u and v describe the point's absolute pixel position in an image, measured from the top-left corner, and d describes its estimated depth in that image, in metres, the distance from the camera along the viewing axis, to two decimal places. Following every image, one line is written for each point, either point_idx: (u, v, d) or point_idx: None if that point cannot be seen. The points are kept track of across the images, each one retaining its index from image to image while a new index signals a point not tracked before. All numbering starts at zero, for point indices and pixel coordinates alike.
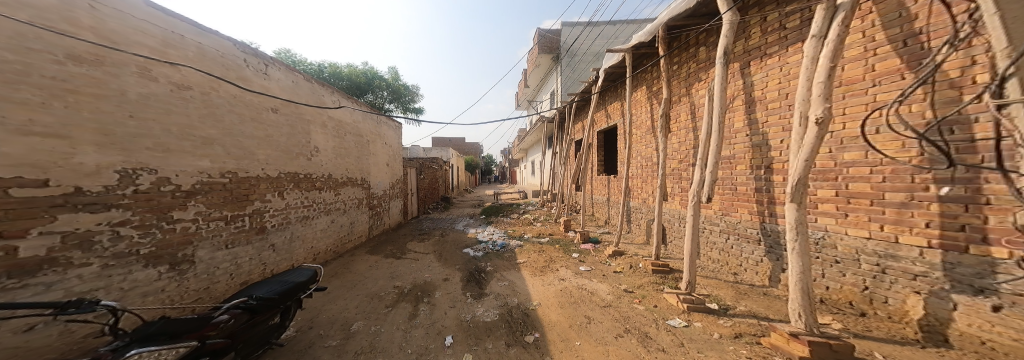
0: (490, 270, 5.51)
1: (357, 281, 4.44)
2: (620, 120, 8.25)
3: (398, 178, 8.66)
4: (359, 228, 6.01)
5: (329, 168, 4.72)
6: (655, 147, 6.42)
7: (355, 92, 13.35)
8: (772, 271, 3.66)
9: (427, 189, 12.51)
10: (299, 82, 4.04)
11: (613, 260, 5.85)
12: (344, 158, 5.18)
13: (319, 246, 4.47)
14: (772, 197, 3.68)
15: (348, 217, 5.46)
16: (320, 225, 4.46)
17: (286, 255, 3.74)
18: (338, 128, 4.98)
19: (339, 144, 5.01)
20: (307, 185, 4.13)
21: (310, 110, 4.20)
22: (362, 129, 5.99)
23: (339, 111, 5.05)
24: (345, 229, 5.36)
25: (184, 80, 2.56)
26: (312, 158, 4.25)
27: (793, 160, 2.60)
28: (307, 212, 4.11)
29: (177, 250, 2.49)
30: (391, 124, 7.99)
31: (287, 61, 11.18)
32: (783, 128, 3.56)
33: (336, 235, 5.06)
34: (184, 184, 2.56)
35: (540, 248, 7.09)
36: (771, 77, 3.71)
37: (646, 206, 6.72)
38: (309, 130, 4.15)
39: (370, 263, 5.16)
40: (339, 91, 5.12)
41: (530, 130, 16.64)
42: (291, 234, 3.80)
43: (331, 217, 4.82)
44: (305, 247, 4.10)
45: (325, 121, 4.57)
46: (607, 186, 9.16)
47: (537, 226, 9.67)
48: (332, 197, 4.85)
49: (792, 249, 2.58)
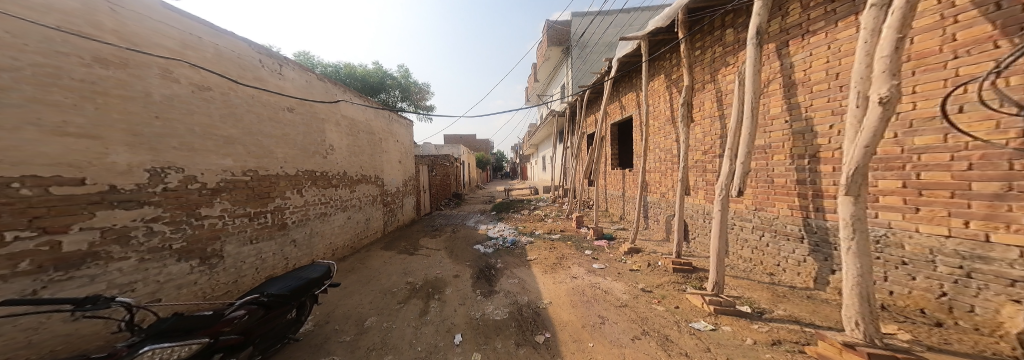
0: (500, 267, 5.44)
1: (371, 277, 4.51)
2: (635, 111, 7.86)
3: (410, 176, 8.80)
4: (374, 224, 6.16)
5: (343, 166, 4.84)
6: (675, 139, 6.02)
7: (369, 92, 13.77)
8: (818, 272, 3.27)
9: (439, 186, 12.67)
10: (312, 82, 4.19)
11: (627, 257, 5.57)
12: (357, 156, 5.36)
13: (336, 242, 4.59)
14: (818, 189, 3.28)
15: (363, 214, 5.60)
16: (336, 221, 4.59)
17: (307, 250, 3.87)
18: (349, 126, 5.13)
19: (351, 142, 5.14)
20: (324, 183, 4.26)
21: (322, 108, 4.33)
22: (373, 127, 6.12)
23: (349, 109, 5.17)
24: (360, 225, 5.50)
25: (204, 81, 2.68)
26: (327, 156, 4.38)
27: (848, 147, 2.16)
28: (324, 209, 4.24)
29: (206, 245, 2.63)
30: (402, 122, 8.14)
31: (306, 64, 11.73)
32: (833, 111, 3.15)
33: (353, 231, 5.21)
34: (210, 182, 2.68)
35: (550, 245, 6.92)
36: (817, 57, 3.29)
37: (666, 201, 6.34)
38: (322, 127, 4.28)
39: (385, 259, 5.24)
40: (350, 90, 5.29)
41: (544, 126, 16.38)
42: (311, 230, 3.94)
43: (348, 213, 4.97)
44: (323, 243, 4.25)
45: (336, 119, 4.71)
46: (623, 181, 8.78)
47: (550, 222, 9.48)
48: (348, 193, 4.99)
49: (848, 248, 2.16)
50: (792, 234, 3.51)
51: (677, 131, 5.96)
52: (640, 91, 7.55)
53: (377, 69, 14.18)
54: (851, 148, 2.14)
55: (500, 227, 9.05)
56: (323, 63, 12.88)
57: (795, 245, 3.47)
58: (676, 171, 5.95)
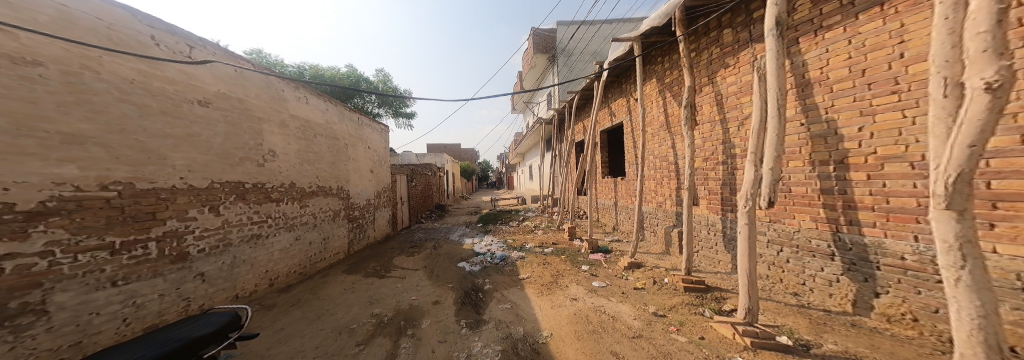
0: (488, 290, 4.68)
1: (323, 307, 3.60)
2: (626, 118, 7.48)
3: (384, 187, 7.95)
4: (336, 243, 5.28)
5: (290, 177, 4.03)
6: (671, 145, 5.57)
7: (338, 96, 12.92)
8: (858, 295, 2.51)
9: (420, 197, 11.80)
10: (245, 72, 3.39)
11: (629, 274, 4.97)
12: (311, 164, 4.53)
13: (275, 269, 3.73)
14: (850, 199, 2.52)
15: (320, 232, 4.76)
16: (277, 245, 3.74)
17: (225, 285, 3.01)
18: (302, 128, 4.34)
19: (303, 147, 4.34)
20: (258, 198, 3.45)
21: (259, 105, 3.55)
22: (336, 131, 5.33)
23: (303, 109, 4.40)
24: (315, 247, 4.64)
25: (30, 52, 1.85)
26: (265, 164, 3.58)
27: (948, 149, 1.38)
28: (256, 230, 3.41)
29: (8, 299, 1.75)
30: (375, 127, 7.35)
31: (262, 63, 10.83)
32: (862, 111, 2.40)
33: (304, 254, 4.34)
34: (22, 203, 1.80)
35: (544, 260, 6.24)
36: (835, 52, 2.56)
37: (664, 211, 5.84)
38: (259, 129, 3.52)
39: (346, 286, 4.33)
40: (304, 85, 4.47)
41: (530, 135, 15.94)
42: (235, 257, 3.12)
43: (295, 233, 4.11)
44: (256, 272, 3.41)
45: (283, 119, 3.93)
46: (615, 189, 8.31)
47: (540, 234, 8.83)
48: (297, 208, 4.16)
49: (955, 280, 1.45)
50: (822, 250, 2.74)
51: (673, 136, 5.51)
52: (634, 95, 7.15)
53: (353, 74, 13.40)
54: (947, 148, 1.39)
55: (487, 240, 8.29)
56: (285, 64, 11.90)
57: (825, 263, 2.72)
58: (674, 179, 5.48)
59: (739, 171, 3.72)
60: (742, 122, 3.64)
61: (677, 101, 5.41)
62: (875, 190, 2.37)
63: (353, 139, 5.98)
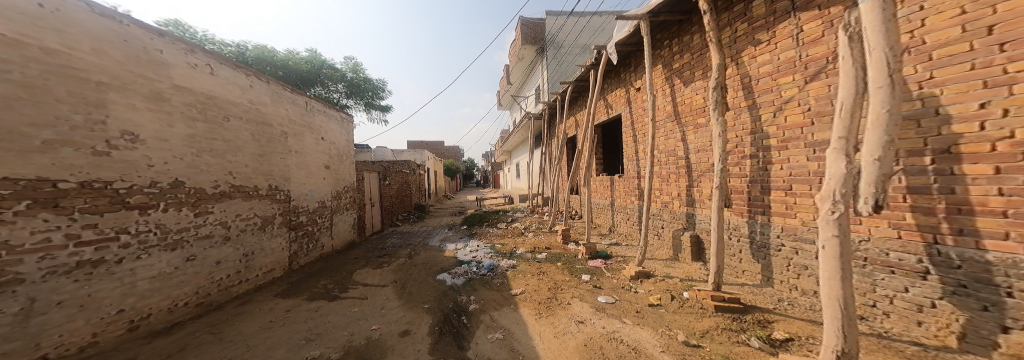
0: (473, 311, 3.78)
1: (222, 352, 2.57)
2: (625, 109, 7.19)
3: (348, 186, 6.86)
4: (267, 258, 4.19)
5: (174, 171, 2.99)
6: (679, 138, 5.06)
7: (297, 83, 11.41)
8: (965, 325, 1.84)
9: (395, 198, 10.61)
10: (64, 12, 2.31)
11: (638, 287, 4.29)
12: (220, 157, 3.50)
13: (140, 305, 2.68)
14: (958, 201, 1.86)
15: (238, 246, 3.69)
16: (142, 271, 2.69)
17: (1, 347, 1.93)
18: (203, 106, 3.33)
19: (203, 131, 3.32)
20: (96, 205, 2.42)
21: (104, 65, 2.52)
22: (268, 115, 4.28)
23: (204, 81, 3.38)
24: (232, 267, 3.61)
25: None
26: (114, 154, 2.55)
27: None
28: (91, 255, 2.37)
29: None
30: (335, 116, 6.34)
31: (182, 35, 9.24)
32: (989, 81, 1.74)
33: (205, 276, 3.27)
34: None
35: (539, 269, 5.45)
36: (935, 9, 1.94)
37: (673, 212, 5.31)
38: (102, 99, 2.48)
39: (272, 317, 3.26)
40: (210, 52, 3.48)
41: (516, 132, 15.38)
42: (29, 299, 2.05)
43: (185, 251, 3.06)
44: (88, 316, 2.35)
45: (159, 90, 2.92)
46: (614, 187, 7.77)
47: (530, 237, 8.06)
48: (188, 217, 3.11)
49: None
50: (905, 265, 2.10)
51: (683, 127, 4.97)
52: (635, 85, 6.69)
53: (317, 59, 11.99)
54: None
55: (473, 245, 7.37)
56: (228, 44, 10.21)
57: (909, 282, 2.07)
58: (684, 176, 5.00)
59: (775, 165, 3.07)
60: (780, 106, 3.00)
61: (688, 88, 4.84)
62: (1009, 189, 1.69)
63: (297, 126, 4.92)
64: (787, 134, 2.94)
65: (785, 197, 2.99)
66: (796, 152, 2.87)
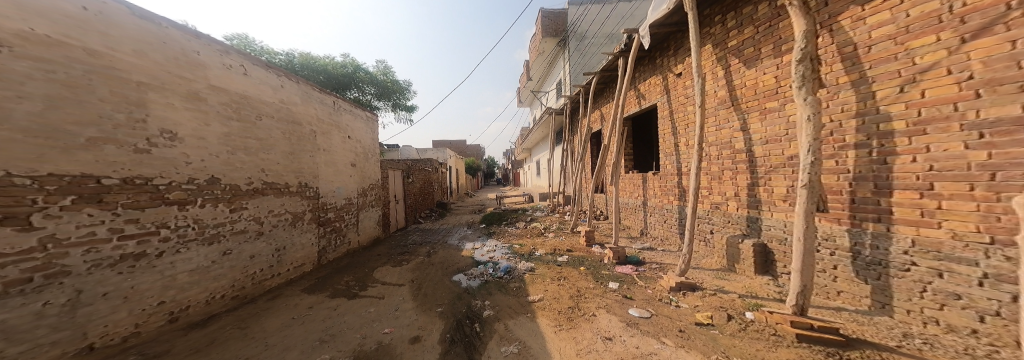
0: (487, 319, 3.51)
1: (242, 349, 2.57)
2: (662, 98, 6.43)
3: (373, 184, 7.06)
4: (297, 253, 4.36)
5: (208, 169, 3.09)
6: (737, 128, 4.30)
7: (334, 87, 12.00)
8: None
9: (418, 195, 10.76)
10: (104, 14, 2.37)
11: (680, 300, 3.84)
12: (252, 155, 3.62)
13: (180, 297, 2.82)
14: None
15: (271, 241, 3.89)
16: (181, 264, 2.83)
17: (49, 336, 2.05)
18: (237, 106, 3.44)
19: (237, 130, 3.43)
20: (135, 200, 2.51)
21: (141, 66, 2.58)
22: (297, 115, 4.43)
23: (238, 82, 3.49)
24: (264, 261, 3.78)
25: None
26: (153, 151, 2.63)
27: None
28: (133, 249, 2.49)
29: None
30: (360, 115, 6.52)
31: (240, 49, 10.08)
32: None
33: (240, 270, 3.43)
34: None
35: (559, 274, 5.05)
36: None
37: (724, 214, 4.66)
38: (142, 99, 2.56)
39: (294, 314, 3.31)
40: (241, 52, 3.58)
41: (537, 129, 15.01)
42: (75, 290, 2.17)
43: (222, 245, 3.22)
44: (131, 307, 2.48)
45: (195, 90, 3.00)
46: (648, 185, 7.08)
47: (551, 238, 7.64)
48: (224, 213, 3.26)
49: None
50: None
51: (743, 114, 4.19)
52: (674, 71, 5.96)
53: (351, 63, 12.51)
54: None
55: (491, 245, 7.15)
56: (278, 53, 11.02)
57: None
58: (742, 173, 4.25)
59: (902, 158, 2.41)
60: (913, 76, 2.28)
61: (748, 67, 4.06)
62: None
63: (325, 126, 5.12)
64: (925, 113, 2.24)
65: (919, 200, 2.34)
66: (944, 138, 2.17)
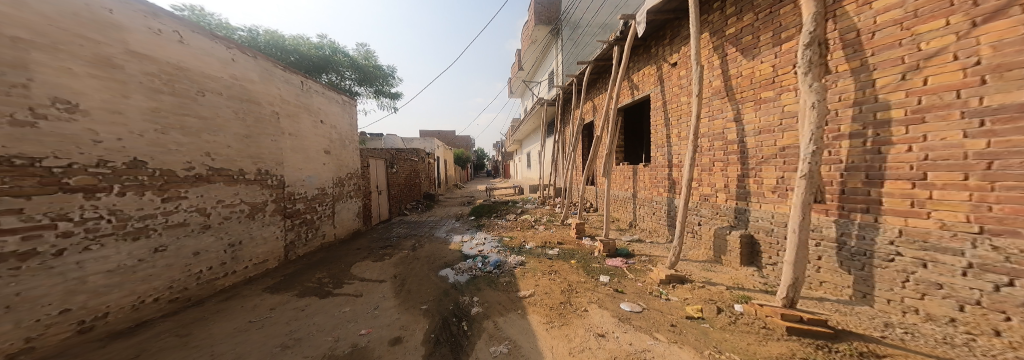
0: (475, 316, 3.32)
1: None
2: (655, 89, 6.36)
3: (351, 173, 6.65)
4: (256, 248, 4.02)
5: (132, 150, 2.69)
6: (731, 119, 4.26)
7: (309, 69, 11.19)
8: None
9: (403, 186, 10.32)
10: None
11: (670, 294, 3.79)
12: (192, 137, 3.19)
13: (92, 303, 2.43)
14: None
15: (222, 235, 3.53)
16: (91, 264, 2.43)
17: None
18: (171, 78, 3.00)
19: (171, 105, 2.99)
20: (20, 189, 2.09)
21: (23, 19, 2.09)
22: (255, 93, 4.01)
23: (171, 50, 3.04)
24: (215, 257, 3.45)
25: None
26: (41, 125, 2.18)
27: None
28: (20, 247, 2.08)
29: None
30: (335, 98, 6.08)
31: (200, 22, 9.13)
32: None
33: (179, 268, 3.08)
34: None
35: (550, 268, 4.91)
36: None
37: (712, 207, 4.67)
38: (22, 58, 2.09)
39: (251, 316, 3.01)
40: (174, 15, 3.11)
41: (527, 119, 14.74)
42: None
43: (151, 241, 2.83)
44: (19, 318, 2.08)
45: (107, 55, 2.54)
46: (638, 177, 7.05)
47: (541, 230, 7.52)
48: (154, 203, 2.87)
49: None
50: None
51: (737, 104, 4.16)
52: (669, 61, 5.89)
53: (327, 44, 11.71)
54: None
55: (479, 238, 6.92)
56: (239, 29, 10.06)
57: None
58: (734, 166, 4.23)
59: (897, 148, 2.41)
60: (916, 63, 2.29)
61: (747, 57, 4.00)
62: None
63: (290, 107, 4.69)
64: (925, 101, 2.25)
65: (911, 190, 2.34)
66: (943, 127, 2.18)
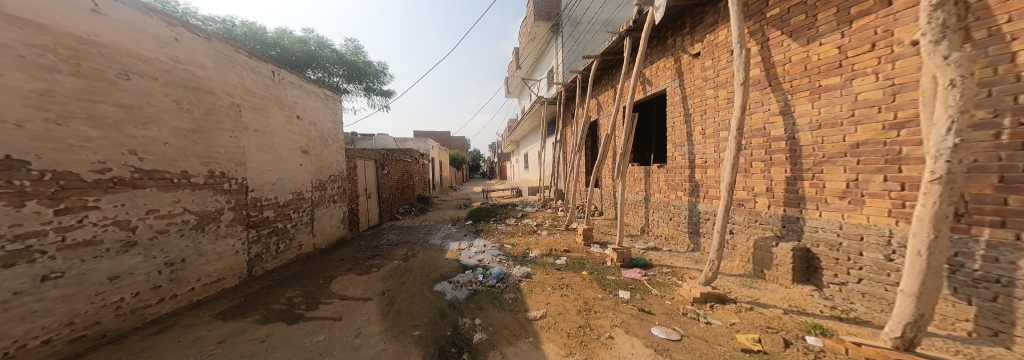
0: (478, 345, 2.67)
1: None
2: (673, 83, 5.75)
3: (335, 175, 5.96)
4: (204, 267, 3.34)
5: (7, 145, 1.97)
6: (777, 111, 3.63)
7: (293, 63, 10.46)
8: None
9: (395, 188, 9.61)
10: None
11: (709, 316, 3.08)
12: (109, 129, 2.48)
13: None
14: None
15: (154, 254, 2.85)
16: None
17: None
18: (74, 54, 2.28)
19: (73, 88, 2.27)
20: None
21: None
22: (205, 80, 3.30)
23: (80, 19, 2.33)
24: (143, 281, 2.78)
25: None
26: None
27: None
28: None
29: None
30: (316, 92, 5.38)
31: (169, 9, 8.35)
32: None
33: (83, 300, 2.38)
34: None
35: (560, 282, 4.20)
36: None
37: (750, 213, 4.03)
38: None
39: (189, 355, 2.43)
40: None
41: (526, 119, 14.04)
42: None
43: (30, 267, 2.10)
44: None
45: None
46: (651, 179, 6.41)
47: (544, 236, 6.84)
48: (43, 214, 2.15)
49: None
50: None
51: (786, 94, 3.53)
52: (690, 51, 5.26)
53: (313, 39, 11.03)
54: None
55: (478, 245, 6.21)
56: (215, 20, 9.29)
57: None
58: (781, 165, 3.60)
59: None
60: None
61: (800, 39, 3.38)
62: None
63: (256, 100, 3.99)
64: None
65: None
66: None
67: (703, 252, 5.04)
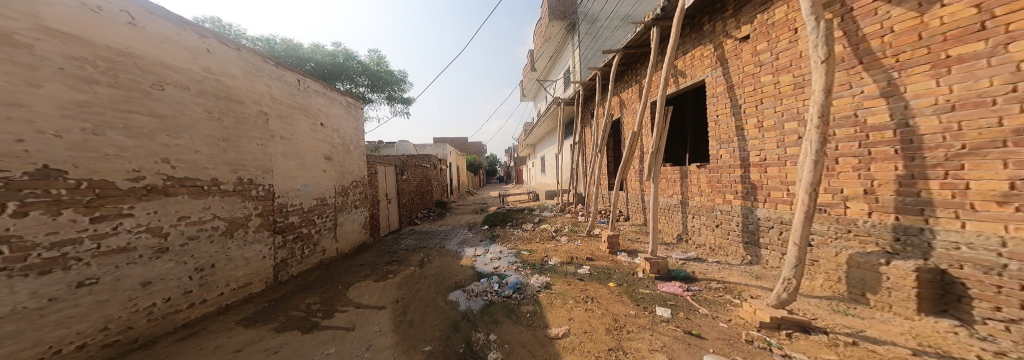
0: None
1: None
2: (713, 73, 4.96)
3: (357, 181, 6.01)
4: (233, 271, 3.38)
5: (44, 155, 2.01)
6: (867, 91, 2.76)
7: (324, 74, 11.09)
8: None
9: (414, 193, 9.62)
10: None
11: (786, 347, 2.31)
12: (141, 139, 2.52)
13: None
14: None
15: (186, 260, 2.90)
16: None
17: None
18: (111, 66, 2.35)
19: (110, 99, 2.33)
20: None
21: None
22: (234, 89, 3.37)
23: (116, 32, 2.41)
24: (175, 286, 2.82)
25: None
26: None
27: None
28: None
29: None
30: (339, 99, 5.47)
31: (218, 29, 9.21)
32: None
33: (119, 305, 2.42)
34: None
35: (584, 294, 3.67)
36: None
37: (838, 222, 3.07)
38: None
39: None
40: None
41: (546, 121, 13.51)
42: None
43: (67, 273, 2.14)
44: None
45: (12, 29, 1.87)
46: (690, 180, 5.57)
47: (565, 242, 6.27)
48: (79, 222, 2.20)
49: None
50: None
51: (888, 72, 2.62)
52: (736, 35, 4.49)
53: (341, 52, 11.62)
54: None
55: (494, 252, 5.84)
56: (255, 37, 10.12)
57: None
58: (875, 161, 2.75)
59: None
60: None
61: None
62: None
63: (282, 108, 4.06)
64: None
65: None
66: None
67: (762, 266, 4.17)
